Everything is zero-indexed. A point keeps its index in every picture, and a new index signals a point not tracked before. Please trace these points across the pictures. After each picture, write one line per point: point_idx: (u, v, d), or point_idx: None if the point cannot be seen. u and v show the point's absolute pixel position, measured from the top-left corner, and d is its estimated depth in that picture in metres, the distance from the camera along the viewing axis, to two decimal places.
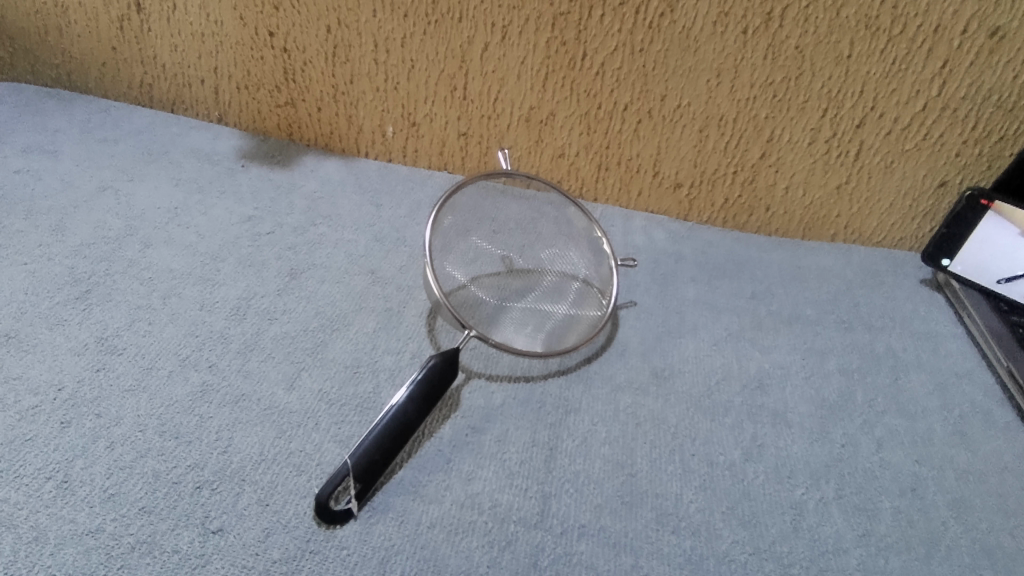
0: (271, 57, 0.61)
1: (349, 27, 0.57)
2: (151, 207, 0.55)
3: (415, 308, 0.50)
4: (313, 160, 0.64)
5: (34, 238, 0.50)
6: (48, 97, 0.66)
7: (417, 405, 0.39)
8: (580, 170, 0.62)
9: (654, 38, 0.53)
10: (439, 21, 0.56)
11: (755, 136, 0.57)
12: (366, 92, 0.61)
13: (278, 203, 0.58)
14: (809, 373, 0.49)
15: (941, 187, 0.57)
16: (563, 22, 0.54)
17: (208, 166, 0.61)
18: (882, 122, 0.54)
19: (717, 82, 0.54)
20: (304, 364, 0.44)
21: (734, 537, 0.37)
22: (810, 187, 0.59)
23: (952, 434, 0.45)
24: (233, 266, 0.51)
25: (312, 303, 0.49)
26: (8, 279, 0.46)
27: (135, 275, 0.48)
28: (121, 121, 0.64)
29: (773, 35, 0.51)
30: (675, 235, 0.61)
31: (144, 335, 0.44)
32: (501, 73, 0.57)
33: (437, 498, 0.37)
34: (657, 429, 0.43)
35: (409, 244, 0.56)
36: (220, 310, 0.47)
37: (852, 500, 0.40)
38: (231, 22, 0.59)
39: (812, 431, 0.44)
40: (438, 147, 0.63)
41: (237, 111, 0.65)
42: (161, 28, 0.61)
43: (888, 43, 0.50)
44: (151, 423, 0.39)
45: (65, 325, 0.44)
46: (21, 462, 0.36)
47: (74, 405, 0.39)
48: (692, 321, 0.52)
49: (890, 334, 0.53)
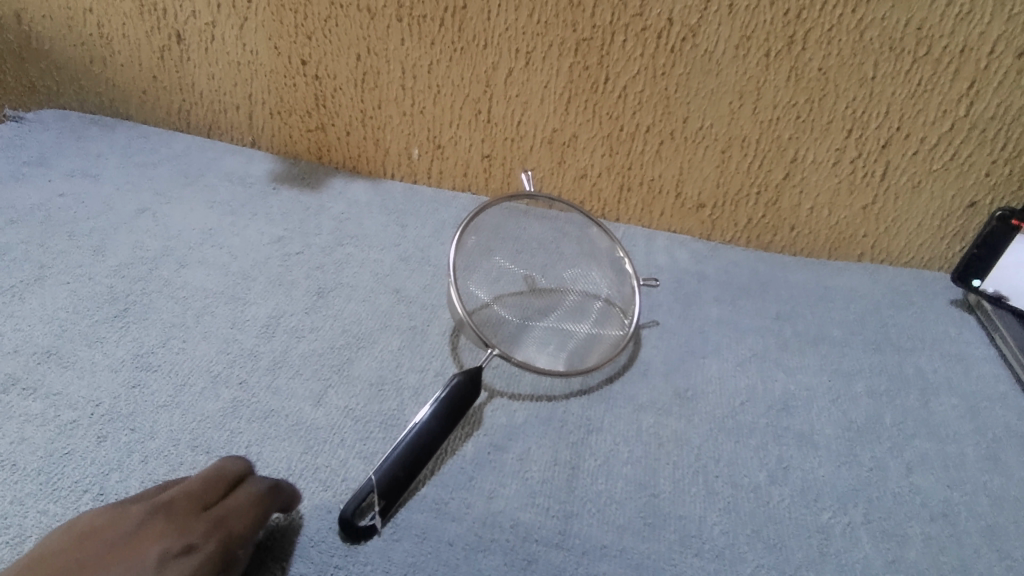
0: (303, 84, 0.63)
1: (378, 55, 0.59)
2: (187, 228, 0.57)
3: (439, 326, 0.51)
4: (342, 182, 0.66)
5: (76, 258, 0.52)
6: (92, 123, 0.69)
7: (440, 423, 0.40)
8: (603, 191, 0.63)
9: (676, 62, 0.54)
10: (465, 48, 0.57)
11: (778, 156, 0.57)
12: (393, 117, 0.63)
13: (308, 224, 0.60)
14: (836, 395, 0.48)
15: (971, 207, 0.56)
16: (586, 47, 0.55)
17: (242, 189, 0.63)
18: (908, 143, 0.54)
19: (739, 104, 0.55)
20: (331, 381, 0.45)
21: (759, 561, 0.37)
22: (835, 208, 0.58)
23: (986, 459, 0.44)
24: (264, 285, 0.52)
25: (339, 321, 0.50)
26: (52, 298, 0.48)
27: (170, 294, 0.50)
28: (160, 146, 0.67)
29: (795, 58, 0.52)
30: (698, 255, 0.61)
31: (178, 352, 0.45)
32: (524, 98, 0.59)
33: (459, 516, 0.38)
34: (680, 449, 0.43)
35: (433, 263, 0.57)
36: (251, 328, 0.48)
37: (881, 525, 0.40)
38: (265, 51, 0.62)
39: (839, 453, 0.44)
40: (463, 168, 0.65)
41: (270, 135, 0.67)
42: (200, 58, 0.64)
43: (913, 64, 0.50)
44: (183, 438, 0.40)
45: (103, 343, 0.45)
46: (60, 475, 0.37)
47: (111, 420, 0.40)
48: (716, 341, 0.52)
49: (920, 356, 0.52)
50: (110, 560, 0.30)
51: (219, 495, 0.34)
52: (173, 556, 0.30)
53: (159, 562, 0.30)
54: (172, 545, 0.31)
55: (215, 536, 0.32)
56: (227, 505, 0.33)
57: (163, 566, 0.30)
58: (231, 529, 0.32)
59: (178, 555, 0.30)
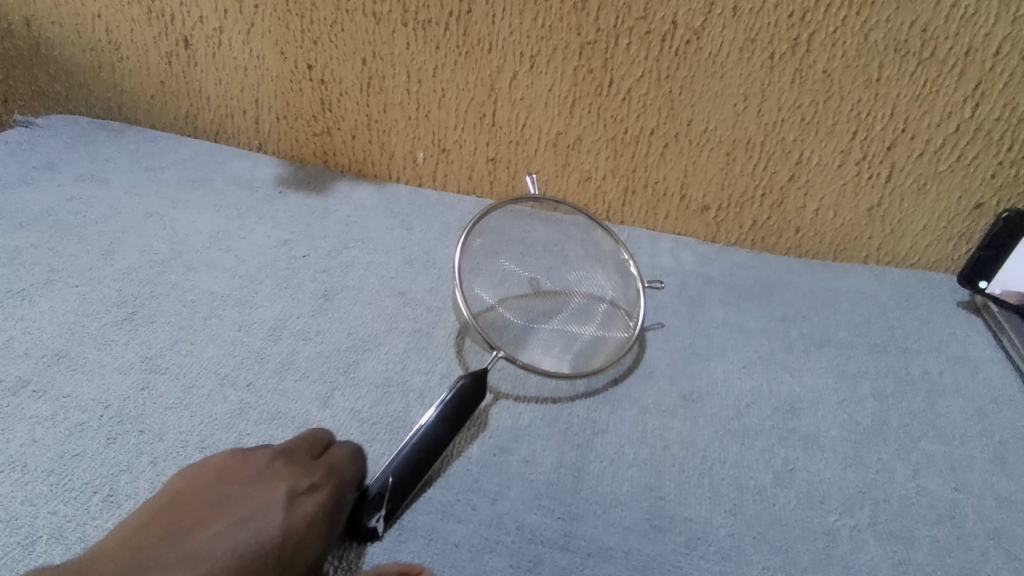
0: (309, 89, 0.63)
1: (384, 59, 0.60)
2: (194, 232, 0.58)
3: (444, 329, 0.51)
4: (348, 186, 0.66)
5: (85, 261, 0.53)
6: (100, 128, 0.70)
7: (446, 425, 0.40)
8: (607, 194, 0.63)
9: (680, 64, 0.54)
10: (469, 52, 0.58)
11: (783, 158, 0.57)
12: (399, 121, 0.63)
13: (314, 227, 0.60)
14: (842, 397, 0.48)
15: (978, 209, 0.56)
16: (590, 50, 0.55)
17: (248, 193, 0.63)
18: (914, 144, 0.54)
19: (744, 106, 0.55)
20: (337, 383, 0.45)
21: (766, 563, 0.37)
22: (840, 209, 0.58)
23: (992, 461, 0.44)
24: (271, 287, 0.53)
25: (345, 324, 0.50)
26: (61, 301, 0.49)
27: (179, 297, 0.51)
28: (168, 150, 0.68)
29: (800, 60, 0.52)
30: (703, 257, 0.61)
31: (186, 355, 0.46)
32: (529, 101, 0.59)
33: (465, 517, 0.38)
34: (685, 451, 0.43)
35: (438, 266, 0.57)
36: (258, 331, 0.49)
37: (888, 527, 0.39)
38: (271, 56, 0.62)
39: (845, 455, 0.44)
40: (468, 171, 0.65)
41: (276, 139, 0.68)
42: (207, 63, 0.64)
43: (918, 66, 0.50)
44: (192, 439, 0.40)
45: (112, 345, 0.46)
46: (70, 476, 0.38)
47: (119, 421, 0.41)
48: (721, 343, 0.52)
49: (926, 358, 0.52)
50: (247, 496, 0.35)
51: (323, 450, 0.38)
52: (299, 495, 0.35)
53: (289, 501, 0.35)
54: (297, 484, 0.36)
55: (330, 480, 0.36)
56: (330, 457, 0.38)
57: (294, 503, 0.35)
58: (341, 476, 0.37)
59: (302, 494, 0.35)
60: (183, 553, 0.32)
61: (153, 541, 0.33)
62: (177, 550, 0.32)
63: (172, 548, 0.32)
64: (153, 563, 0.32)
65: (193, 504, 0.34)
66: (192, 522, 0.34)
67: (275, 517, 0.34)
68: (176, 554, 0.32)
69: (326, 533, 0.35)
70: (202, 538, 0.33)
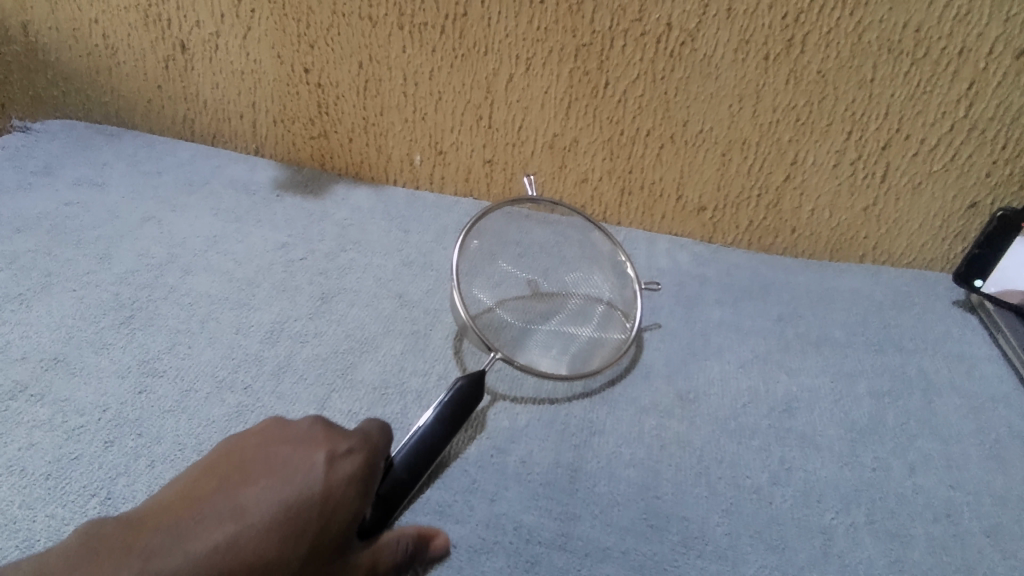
0: (306, 92, 0.64)
1: (380, 63, 0.60)
2: (191, 236, 0.58)
3: (441, 330, 0.51)
4: (345, 189, 0.66)
5: (82, 266, 0.53)
6: (97, 133, 0.70)
7: (444, 426, 0.40)
8: (604, 196, 0.63)
9: (676, 66, 0.54)
10: (466, 55, 0.58)
11: (779, 158, 0.57)
12: (396, 123, 0.63)
13: (311, 230, 0.60)
14: (838, 396, 0.48)
15: (972, 208, 0.56)
16: (586, 53, 0.55)
17: (246, 197, 0.63)
18: (909, 144, 0.54)
19: (739, 107, 0.55)
20: (335, 386, 0.45)
21: (762, 562, 0.37)
22: (836, 209, 0.58)
23: (988, 459, 0.44)
24: (268, 290, 0.53)
25: (343, 326, 0.50)
26: (59, 305, 0.49)
27: (176, 301, 0.51)
28: (165, 154, 0.68)
29: (794, 61, 0.52)
30: (699, 258, 0.62)
31: (184, 358, 0.46)
32: (525, 103, 0.59)
33: (462, 518, 0.38)
34: (682, 451, 0.43)
35: (436, 268, 0.58)
36: (255, 334, 0.49)
37: (884, 525, 0.40)
38: (268, 60, 0.63)
39: (841, 454, 0.44)
40: (465, 173, 0.65)
41: (273, 143, 0.68)
42: (204, 68, 0.65)
43: (912, 66, 0.50)
44: (189, 442, 0.40)
45: (109, 349, 0.46)
46: (68, 479, 0.38)
47: (117, 425, 0.41)
48: (717, 343, 0.52)
49: (922, 356, 0.52)
50: (290, 457, 0.33)
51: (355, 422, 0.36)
52: (339, 456, 0.33)
53: (329, 459, 0.33)
54: (335, 448, 0.34)
55: (364, 447, 0.35)
56: (363, 427, 0.36)
57: (334, 463, 0.33)
58: (374, 445, 0.35)
59: (340, 457, 0.33)
60: (228, 509, 0.30)
61: (196, 498, 0.31)
62: (222, 505, 0.30)
63: (216, 503, 0.30)
64: (200, 518, 0.29)
65: (233, 467, 0.32)
66: (235, 478, 0.32)
67: (316, 475, 0.32)
68: (218, 508, 0.30)
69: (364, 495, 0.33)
70: (248, 493, 0.31)
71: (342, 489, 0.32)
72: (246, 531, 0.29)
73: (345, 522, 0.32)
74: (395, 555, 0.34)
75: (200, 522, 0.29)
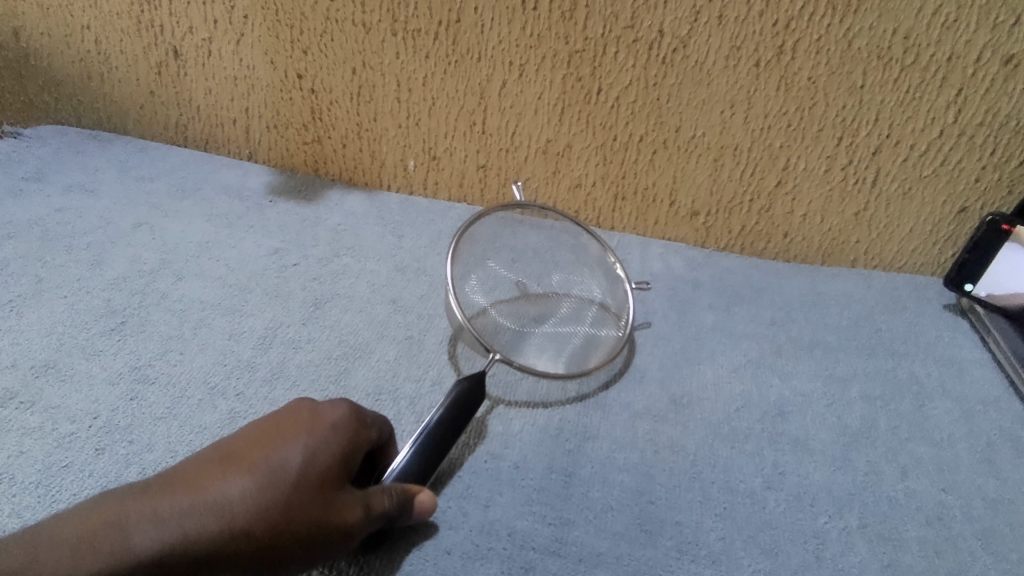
0: (299, 98, 0.64)
1: (374, 69, 0.60)
2: (184, 242, 0.57)
3: (435, 336, 0.51)
4: (338, 194, 0.66)
5: (74, 272, 0.53)
6: (89, 139, 0.69)
7: (443, 428, 0.40)
8: (597, 201, 0.63)
9: (668, 72, 0.55)
10: (459, 61, 0.58)
11: (770, 164, 0.57)
12: (389, 129, 0.63)
13: (304, 236, 0.60)
14: (831, 400, 0.48)
15: (962, 213, 0.56)
16: (579, 59, 0.56)
17: (239, 203, 0.63)
18: (898, 149, 0.54)
19: (731, 113, 0.55)
20: (328, 392, 0.45)
21: (755, 566, 0.37)
22: (828, 214, 0.59)
23: (979, 462, 0.44)
24: (261, 296, 0.53)
25: (336, 332, 0.50)
26: (49, 312, 0.49)
27: (168, 307, 0.50)
28: (157, 160, 0.68)
29: (785, 67, 0.52)
30: (693, 262, 0.62)
31: (176, 364, 0.46)
32: (518, 109, 0.59)
33: (456, 524, 0.38)
34: (676, 455, 0.43)
35: (429, 274, 0.58)
36: (248, 340, 0.48)
37: (876, 529, 0.40)
38: (261, 66, 0.63)
39: (834, 457, 0.44)
40: (458, 179, 0.65)
41: (266, 148, 0.68)
42: (197, 73, 0.65)
43: (901, 73, 0.51)
44: (181, 449, 0.40)
45: (101, 356, 0.46)
46: (58, 487, 0.37)
47: (108, 432, 0.41)
48: (711, 347, 0.52)
49: (913, 360, 0.52)
50: (280, 411, 0.35)
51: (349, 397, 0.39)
52: (323, 406, 0.35)
53: (314, 410, 0.35)
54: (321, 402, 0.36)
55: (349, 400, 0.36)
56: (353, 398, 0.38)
57: (318, 411, 0.35)
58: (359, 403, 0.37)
59: (325, 406, 0.35)
60: (222, 454, 0.32)
61: (199, 453, 0.33)
62: (217, 452, 0.33)
63: (212, 451, 0.33)
64: (198, 461, 0.32)
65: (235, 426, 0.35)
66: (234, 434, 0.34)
67: (301, 420, 0.34)
68: (213, 454, 0.32)
69: (350, 438, 0.34)
70: (241, 441, 0.33)
71: (328, 428, 0.34)
72: (238, 466, 0.31)
73: (333, 456, 0.33)
74: (383, 507, 0.34)
75: (200, 469, 0.31)
